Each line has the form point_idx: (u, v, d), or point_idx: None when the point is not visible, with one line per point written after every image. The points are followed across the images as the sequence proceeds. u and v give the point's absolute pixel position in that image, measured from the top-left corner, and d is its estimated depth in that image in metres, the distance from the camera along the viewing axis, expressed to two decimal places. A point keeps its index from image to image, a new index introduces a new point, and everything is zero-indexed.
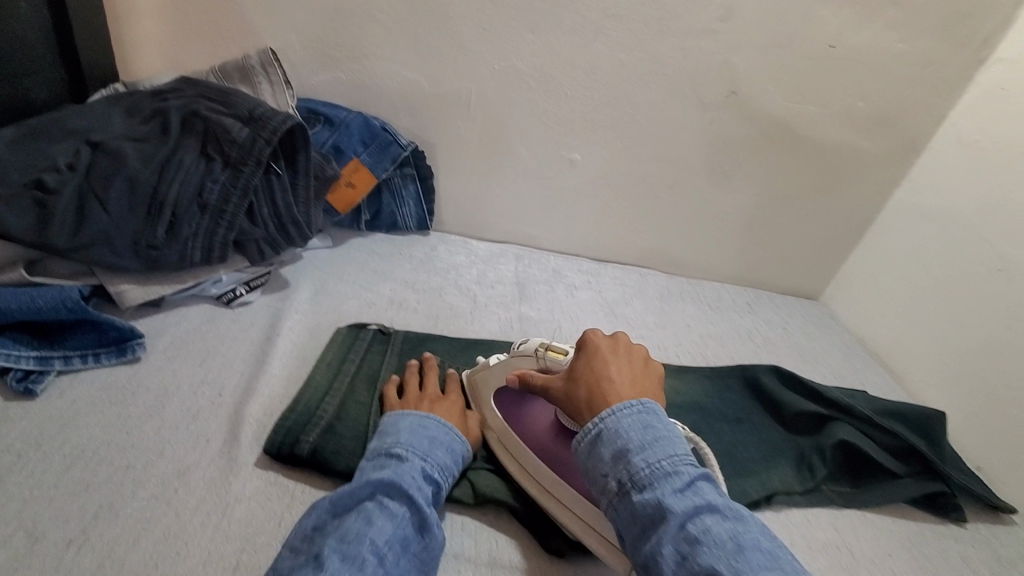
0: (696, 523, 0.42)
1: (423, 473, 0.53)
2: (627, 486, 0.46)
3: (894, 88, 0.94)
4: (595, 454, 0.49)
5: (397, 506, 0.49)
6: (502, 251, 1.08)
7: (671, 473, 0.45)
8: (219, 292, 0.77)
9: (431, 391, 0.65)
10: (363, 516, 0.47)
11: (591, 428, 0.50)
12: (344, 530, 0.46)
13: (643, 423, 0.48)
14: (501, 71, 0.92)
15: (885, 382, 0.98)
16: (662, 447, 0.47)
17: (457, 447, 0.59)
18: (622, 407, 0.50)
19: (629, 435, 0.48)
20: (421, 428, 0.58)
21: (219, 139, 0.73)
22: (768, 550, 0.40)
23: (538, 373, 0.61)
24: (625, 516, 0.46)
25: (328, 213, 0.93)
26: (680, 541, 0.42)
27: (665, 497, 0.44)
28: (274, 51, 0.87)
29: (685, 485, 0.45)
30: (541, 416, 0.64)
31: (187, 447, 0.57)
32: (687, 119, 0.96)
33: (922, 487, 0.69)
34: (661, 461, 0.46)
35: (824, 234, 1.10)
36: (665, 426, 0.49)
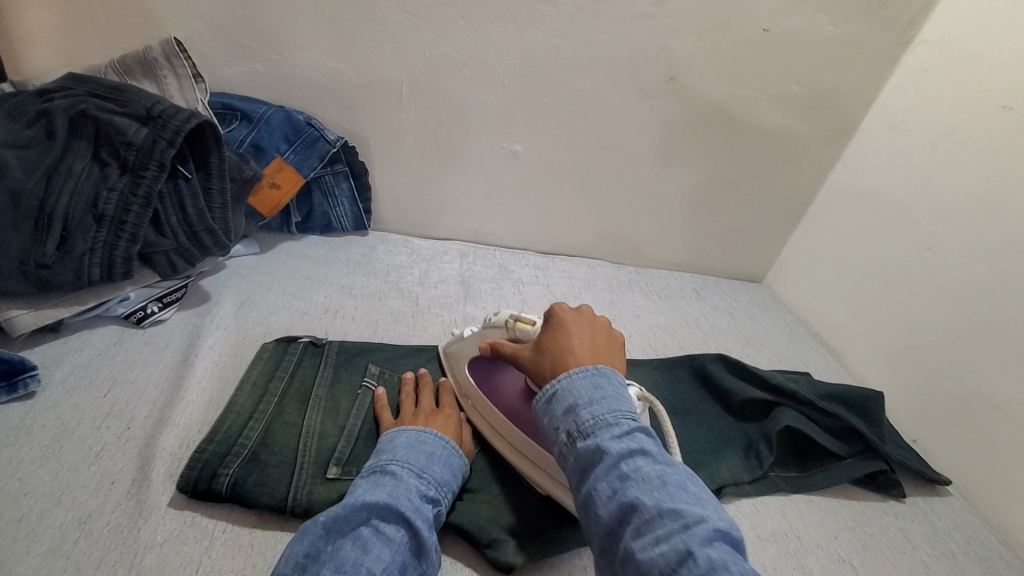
0: (629, 463, 0.45)
1: (420, 492, 0.50)
2: (573, 436, 0.49)
3: (827, 71, 0.95)
4: (549, 410, 0.52)
5: (395, 531, 0.46)
6: (446, 248, 1.03)
7: (613, 422, 0.48)
8: (127, 311, 0.70)
9: (426, 406, 0.63)
10: (359, 544, 0.44)
11: (548, 387, 0.52)
12: (339, 559, 0.43)
13: (593, 382, 0.50)
14: (433, 59, 0.87)
15: (826, 361, 1.01)
16: (608, 402, 0.49)
17: (455, 462, 0.57)
18: (578, 371, 0.52)
19: (580, 392, 0.50)
20: (419, 445, 0.56)
21: (113, 141, 0.65)
22: (691, 490, 0.43)
23: (507, 344, 0.61)
24: (571, 464, 0.48)
25: (252, 216, 0.87)
26: (613, 479, 0.44)
27: (604, 442, 0.47)
28: (180, 41, 0.79)
29: (623, 433, 0.47)
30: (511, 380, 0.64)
31: (89, 491, 0.51)
32: (627, 106, 0.94)
33: (864, 467, 0.71)
34: (605, 414, 0.48)
35: (765, 218, 1.11)
36: (613, 384, 0.51)
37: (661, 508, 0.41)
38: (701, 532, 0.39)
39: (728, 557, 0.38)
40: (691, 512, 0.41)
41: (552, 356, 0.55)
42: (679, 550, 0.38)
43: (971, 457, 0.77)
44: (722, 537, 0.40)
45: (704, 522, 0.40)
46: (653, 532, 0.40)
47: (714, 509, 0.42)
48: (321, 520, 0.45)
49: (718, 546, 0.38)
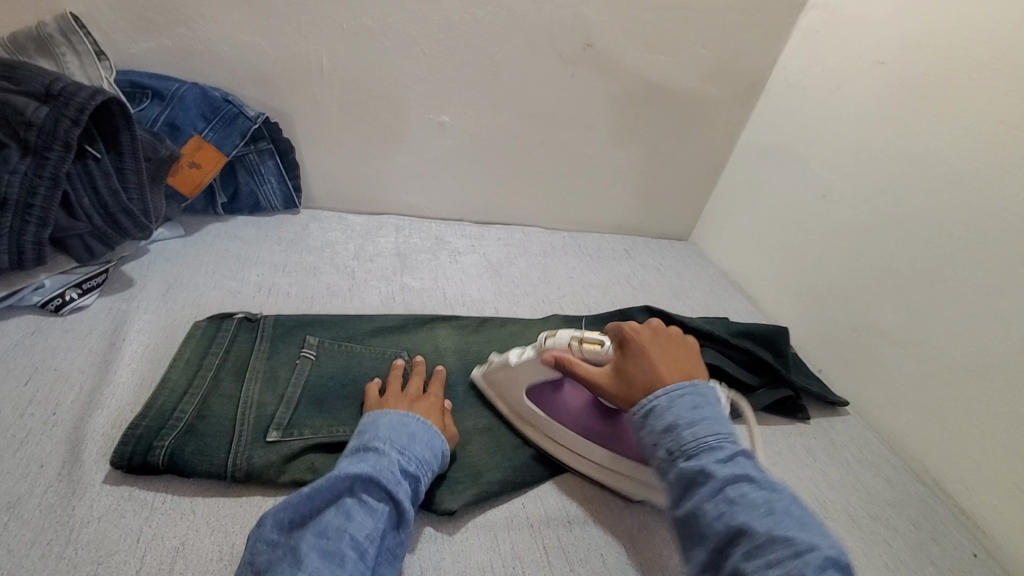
0: (735, 488, 0.45)
1: (400, 469, 0.52)
2: (674, 455, 0.49)
3: (731, 35, 1.01)
4: (646, 425, 0.53)
5: (378, 502, 0.48)
6: (381, 223, 1.04)
7: (715, 445, 0.48)
8: (43, 299, 0.67)
9: (414, 390, 0.64)
10: (344, 511, 0.47)
11: (644, 404, 0.54)
12: (323, 525, 0.46)
13: (692, 401, 0.52)
14: (350, 31, 0.87)
15: (745, 307, 1.09)
16: (708, 424, 0.50)
17: (438, 443, 0.57)
18: (674, 389, 0.53)
19: (678, 411, 0.51)
20: (401, 425, 0.56)
21: (10, 121, 0.61)
22: (799, 517, 0.44)
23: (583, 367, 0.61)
24: (671, 481, 0.49)
25: (173, 198, 0.85)
26: (719, 502, 0.45)
27: (709, 465, 0.47)
28: (75, 15, 0.75)
29: (728, 456, 0.48)
30: (574, 398, 0.65)
31: (16, 476, 0.50)
32: (548, 74, 0.97)
33: (773, 394, 0.79)
34: (707, 436, 0.49)
35: (686, 179, 1.18)
36: (711, 405, 0.52)
37: (773, 535, 0.42)
38: (814, 561, 0.40)
39: None
40: (803, 541, 0.41)
41: (639, 385, 0.57)
42: None
43: (864, 380, 0.87)
44: (834, 566, 0.40)
45: (817, 551, 0.40)
46: (765, 557, 0.41)
47: (826, 537, 0.43)
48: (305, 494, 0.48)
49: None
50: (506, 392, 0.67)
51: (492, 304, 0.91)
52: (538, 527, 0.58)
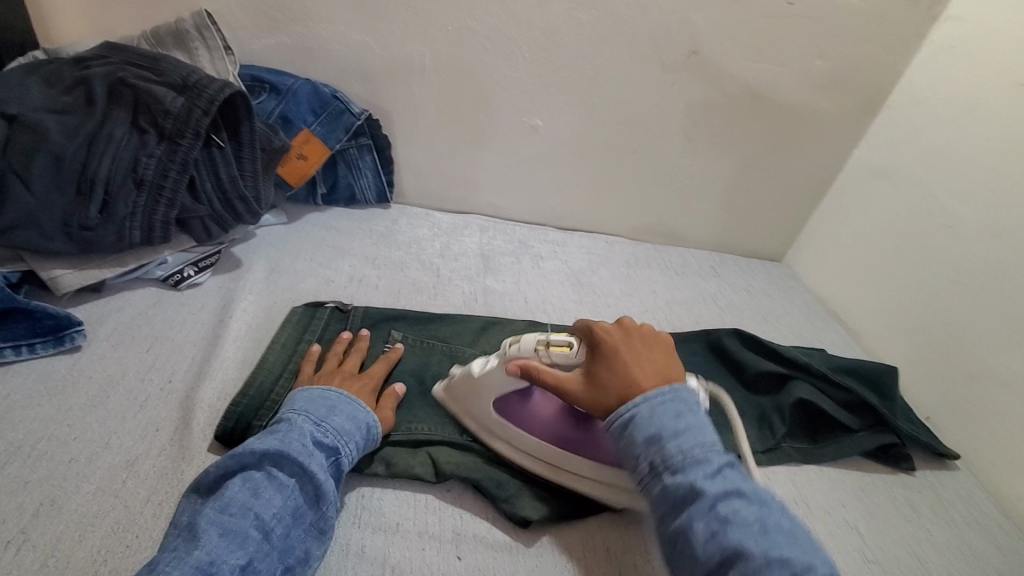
0: (726, 505, 0.44)
1: (314, 440, 0.51)
2: (658, 468, 0.47)
3: (852, 45, 0.94)
4: (627, 436, 0.50)
5: (287, 477, 0.48)
6: (466, 222, 1.05)
7: (702, 459, 0.47)
8: (165, 274, 0.73)
9: (349, 370, 0.63)
10: (249, 487, 0.46)
11: (623, 411, 0.51)
12: (226, 500, 0.45)
13: (675, 410, 0.49)
14: (456, 32, 0.88)
15: (844, 341, 1.01)
16: (694, 435, 0.48)
17: (363, 416, 0.57)
18: (655, 395, 0.51)
19: (661, 421, 0.49)
20: (320, 399, 0.56)
21: (151, 110, 0.67)
22: (791, 535, 0.43)
23: (547, 371, 0.56)
24: (656, 496, 0.47)
25: (280, 186, 0.90)
26: (711, 520, 0.43)
27: (698, 480, 0.45)
28: (209, 12, 0.81)
29: (715, 470, 0.46)
30: (546, 407, 0.59)
31: (135, 437, 0.54)
32: (648, 80, 0.94)
33: (876, 440, 0.74)
34: (694, 448, 0.47)
35: (786, 197, 1.11)
36: (694, 413, 0.50)
37: (769, 555, 0.41)
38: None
39: None
40: (798, 561, 0.41)
41: (611, 384, 0.53)
42: None
43: (982, 435, 0.79)
44: None
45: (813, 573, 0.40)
46: None
47: (813, 551, 0.42)
48: (213, 472, 0.48)
49: None
50: (461, 396, 0.62)
51: (573, 313, 0.89)
52: (615, 552, 0.55)
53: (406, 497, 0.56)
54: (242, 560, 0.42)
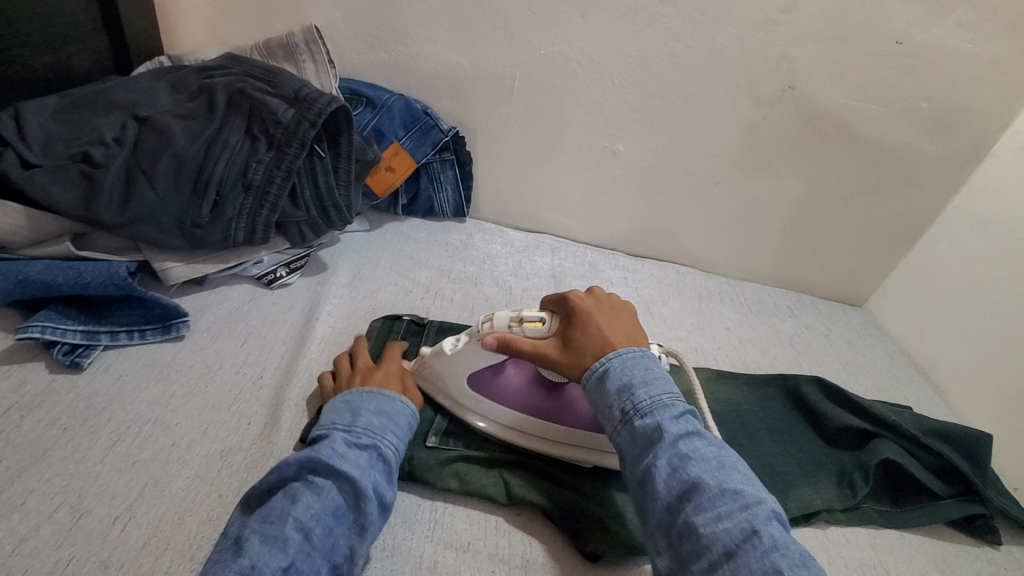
0: (688, 444, 0.48)
1: (346, 442, 0.51)
2: (628, 413, 0.51)
3: (962, 88, 0.89)
4: (601, 385, 0.54)
5: (324, 481, 0.47)
6: (539, 242, 1.06)
7: (669, 404, 0.50)
8: (260, 272, 0.77)
9: (362, 364, 0.63)
10: (286, 494, 0.46)
11: (598, 364, 0.54)
12: (267, 510, 0.45)
13: (644, 363, 0.53)
14: (547, 56, 0.89)
15: (929, 398, 0.95)
16: (661, 385, 0.52)
17: (393, 411, 0.56)
18: (627, 352, 0.54)
19: (632, 371, 0.53)
20: (343, 405, 0.55)
21: (265, 119, 0.71)
22: (745, 472, 0.47)
23: (524, 340, 0.58)
24: (626, 439, 0.50)
25: (367, 196, 0.94)
26: (674, 457, 0.47)
27: (663, 422, 0.49)
28: (318, 28, 0.85)
29: (679, 415, 0.50)
30: (518, 379, 0.62)
31: (229, 428, 0.57)
32: (737, 113, 0.92)
33: (963, 509, 0.69)
34: (661, 395, 0.51)
35: (872, 241, 1.06)
36: (661, 367, 0.54)
37: (724, 486, 0.45)
38: (761, 511, 0.43)
39: (788, 538, 0.42)
40: (751, 493, 0.44)
41: (586, 348, 0.56)
42: (746, 528, 0.42)
43: None
44: (776, 515, 0.44)
45: (764, 503, 0.44)
46: (716, 510, 0.44)
47: (762, 489, 0.46)
48: (260, 487, 0.48)
49: (778, 526, 0.43)
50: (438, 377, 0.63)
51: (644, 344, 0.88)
52: None
53: (474, 517, 0.57)
54: (284, 562, 0.42)
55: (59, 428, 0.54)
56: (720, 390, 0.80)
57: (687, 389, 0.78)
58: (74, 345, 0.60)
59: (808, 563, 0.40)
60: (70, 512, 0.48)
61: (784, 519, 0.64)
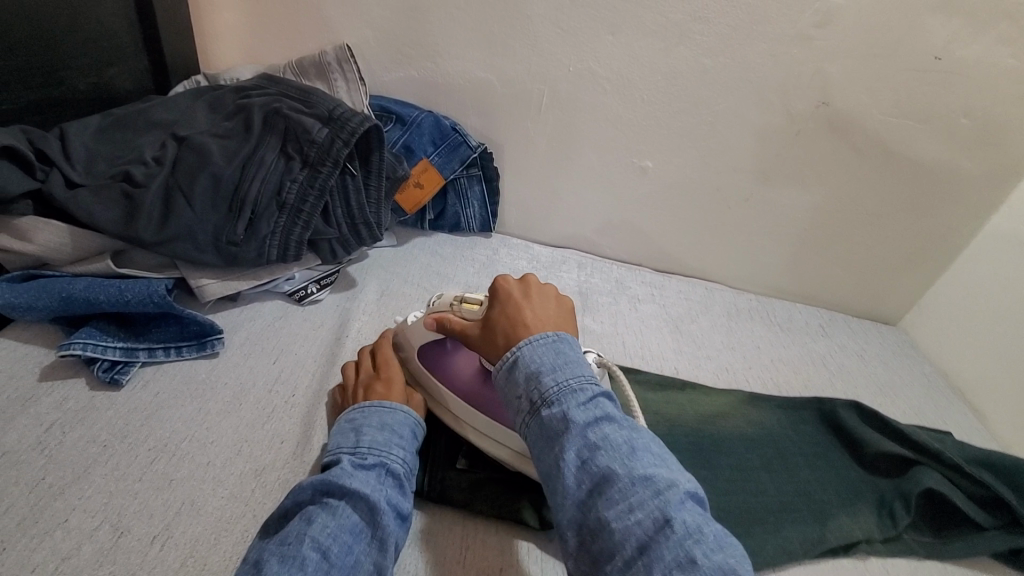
0: (597, 432, 0.46)
1: (355, 462, 0.51)
2: (538, 404, 0.49)
3: (1005, 104, 0.86)
4: (512, 376, 0.52)
5: (337, 500, 0.48)
6: (564, 257, 1.05)
7: (577, 389, 0.49)
8: (291, 289, 0.78)
9: (365, 374, 0.64)
10: (302, 517, 0.46)
11: (509, 355, 0.53)
12: (284, 534, 0.45)
13: (554, 350, 0.52)
14: (576, 73, 0.89)
15: (971, 422, 0.92)
16: (572, 370, 0.51)
17: (396, 425, 0.57)
18: (539, 338, 0.53)
19: (542, 360, 0.51)
20: (347, 424, 0.56)
21: (299, 139, 0.72)
22: (656, 455, 0.46)
23: (455, 320, 0.61)
24: (536, 431, 0.49)
25: (396, 212, 0.94)
26: (583, 448, 0.46)
27: (569, 411, 0.48)
28: (350, 47, 0.86)
29: (588, 400, 0.49)
30: (464, 364, 0.64)
31: (262, 447, 0.58)
32: (769, 129, 0.91)
33: (1010, 541, 0.66)
34: (569, 381, 0.49)
35: (908, 258, 1.03)
36: (572, 352, 0.52)
37: (633, 474, 0.44)
38: (673, 496, 0.42)
39: (701, 520, 0.42)
40: (662, 478, 0.44)
41: (500, 329, 0.56)
42: (657, 518, 0.41)
43: None
44: (686, 496, 0.44)
45: (675, 487, 0.43)
46: (627, 501, 0.43)
47: (675, 471, 0.46)
48: (276, 515, 0.49)
49: (690, 509, 0.43)
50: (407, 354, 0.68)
51: (672, 363, 0.87)
52: None
53: (505, 541, 0.56)
54: None
55: (99, 445, 0.55)
56: (753, 412, 0.78)
57: (718, 411, 0.76)
58: (114, 361, 0.61)
59: (718, 548, 0.40)
60: (110, 529, 0.49)
61: (823, 551, 0.62)
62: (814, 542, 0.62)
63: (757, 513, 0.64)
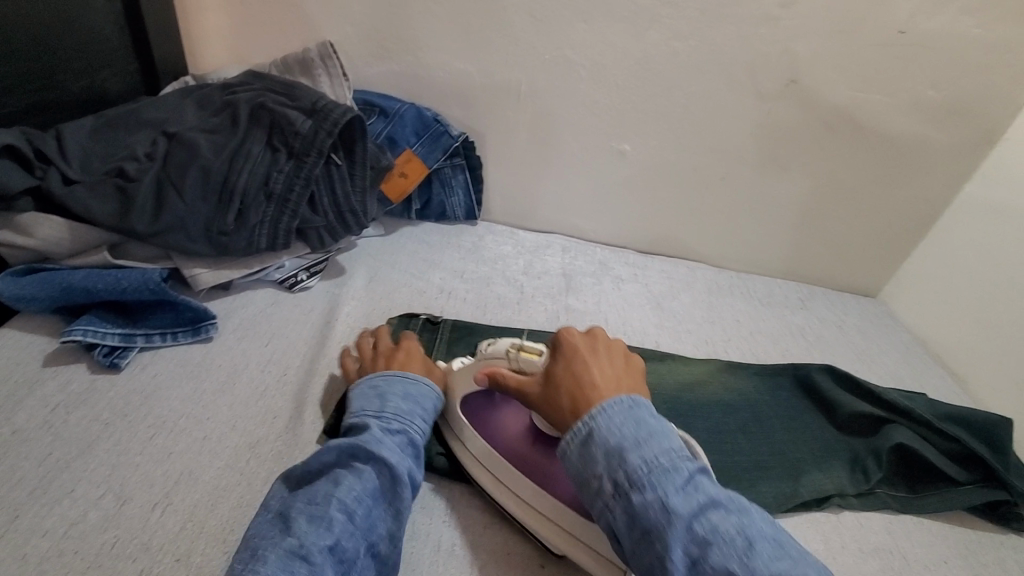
0: (703, 523, 0.41)
1: (379, 430, 0.54)
2: (625, 488, 0.44)
3: (969, 75, 0.89)
4: (587, 453, 0.47)
5: (362, 466, 0.51)
6: (549, 242, 1.08)
7: (669, 469, 0.44)
8: (282, 277, 0.81)
9: (385, 347, 0.67)
10: (330, 480, 0.49)
11: (583, 427, 0.47)
12: (312, 493, 0.48)
13: (634, 420, 0.47)
14: (552, 61, 0.92)
15: (948, 386, 0.95)
16: (659, 443, 0.46)
17: (415, 395, 0.60)
18: (611, 404, 0.48)
19: (622, 434, 0.46)
20: (371, 390, 0.59)
21: (284, 131, 0.75)
22: (774, 541, 0.41)
23: (511, 374, 0.58)
24: (625, 521, 0.44)
25: (382, 202, 0.97)
26: (690, 542, 0.41)
27: (668, 497, 0.42)
28: (332, 43, 0.89)
29: (685, 482, 0.44)
30: (512, 423, 0.62)
31: (255, 422, 0.61)
32: (742, 108, 0.94)
33: (985, 496, 0.68)
34: (659, 458, 0.44)
35: (884, 231, 1.05)
36: (654, 420, 0.47)
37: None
38: None
39: None
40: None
41: (565, 389, 0.52)
42: None
43: None
44: None
45: None
46: None
47: (801, 558, 0.40)
48: (302, 471, 0.52)
49: None
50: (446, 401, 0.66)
51: (654, 338, 0.89)
52: None
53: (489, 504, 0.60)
54: (331, 540, 0.45)
55: (102, 423, 0.58)
56: (731, 381, 0.81)
57: (697, 379, 0.79)
58: (113, 346, 0.64)
59: None
60: (115, 497, 0.52)
61: (796, 505, 0.65)
62: (786, 497, 0.65)
63: (733, 472, 0.67)
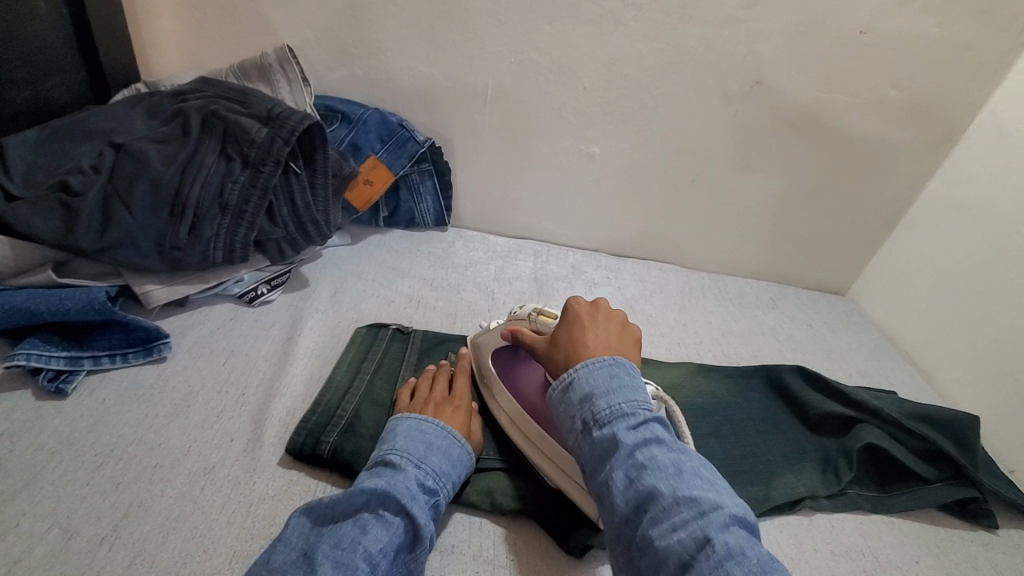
0: (645, 453, 0.46)
1: (418, 483, 0.52)
2: (590, 424, 0.50)
3: (929, 75, 0.90)
4: (565, 398, 0.53)
5: (393, 515, 0.48)
6: (521, 246, 1.07)
7: (629, 413, 0.49)
8: (241, 291, 0.78)
9: (438, 394, 0.64)
10: (359, 524, 0.47)
11: (564, 376, 0.54)
12: (338, 536, 0.46)
13: (609, 373, 0.52)
14: (518, 64, 0.91)
15: (916, 381, 0.96)
16: (626, 394, 0.51)
17: (457, 454, 0.57)
18: (595, 361, 0.53)
19: (596, 382, 0.52)
20: (419, 434, 0.57)
21: (238, 139, 0.72)
22: (705, 478, 0.45)
23: (526, 333, 0.63)
24: (587, 451, 0.50)
25: (347, 210, 0.95)
26: (630, 468, 0.46)
27: (620, 433, 0.48)
28: (291, 48, 0.86)
29: (639, 424, 0.48)
30: (533, 377, 0.66)
31: (211, 446, 0.58)
32: (711, 110, 0.94)
33: (953, 492, 0.69)
34: (622, 404, 0.50)
35: (851, 229, 1.07)
36: (629, 375, 0.52)
37: (678, 495, 0.43)
38: (718, 518, 0.41)
39: (747, 544, 0.40)
40: (708, 499, 0.42)
41: (564, 345, 0.57)
42: (698, 537, 0.40)
43: None
44: (736, 521, 0.42)
45: (720, 509, 0.42)
46: (671, 520, 0.42)
47: (729, 497, 0.44)
48: (327, 504, 0.49)
49: (735, 532, 0.40)
50: (480, 357, 0.70)
51: None
52: None
53: (462, 524, 0.57)
54: None
55: (44, 454, 0.54)
56: (704, 384, 0.80)
57: (670, 384, 0.79)
58: (58, 370, 0.61)
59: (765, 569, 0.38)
60: (57, 533, 0.49)
61: (769, 509, 0.65)
62: (759, 502, 0.65)
63: None
